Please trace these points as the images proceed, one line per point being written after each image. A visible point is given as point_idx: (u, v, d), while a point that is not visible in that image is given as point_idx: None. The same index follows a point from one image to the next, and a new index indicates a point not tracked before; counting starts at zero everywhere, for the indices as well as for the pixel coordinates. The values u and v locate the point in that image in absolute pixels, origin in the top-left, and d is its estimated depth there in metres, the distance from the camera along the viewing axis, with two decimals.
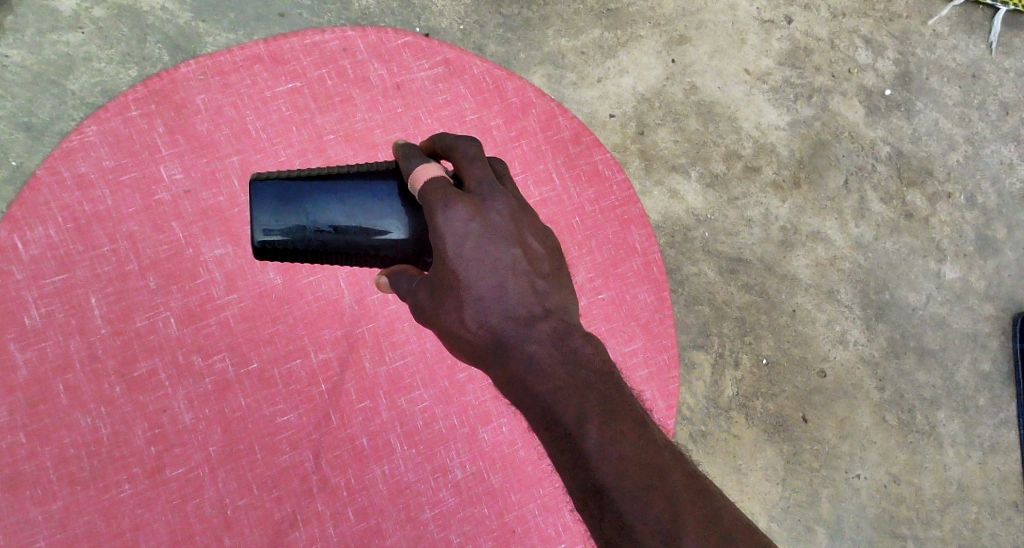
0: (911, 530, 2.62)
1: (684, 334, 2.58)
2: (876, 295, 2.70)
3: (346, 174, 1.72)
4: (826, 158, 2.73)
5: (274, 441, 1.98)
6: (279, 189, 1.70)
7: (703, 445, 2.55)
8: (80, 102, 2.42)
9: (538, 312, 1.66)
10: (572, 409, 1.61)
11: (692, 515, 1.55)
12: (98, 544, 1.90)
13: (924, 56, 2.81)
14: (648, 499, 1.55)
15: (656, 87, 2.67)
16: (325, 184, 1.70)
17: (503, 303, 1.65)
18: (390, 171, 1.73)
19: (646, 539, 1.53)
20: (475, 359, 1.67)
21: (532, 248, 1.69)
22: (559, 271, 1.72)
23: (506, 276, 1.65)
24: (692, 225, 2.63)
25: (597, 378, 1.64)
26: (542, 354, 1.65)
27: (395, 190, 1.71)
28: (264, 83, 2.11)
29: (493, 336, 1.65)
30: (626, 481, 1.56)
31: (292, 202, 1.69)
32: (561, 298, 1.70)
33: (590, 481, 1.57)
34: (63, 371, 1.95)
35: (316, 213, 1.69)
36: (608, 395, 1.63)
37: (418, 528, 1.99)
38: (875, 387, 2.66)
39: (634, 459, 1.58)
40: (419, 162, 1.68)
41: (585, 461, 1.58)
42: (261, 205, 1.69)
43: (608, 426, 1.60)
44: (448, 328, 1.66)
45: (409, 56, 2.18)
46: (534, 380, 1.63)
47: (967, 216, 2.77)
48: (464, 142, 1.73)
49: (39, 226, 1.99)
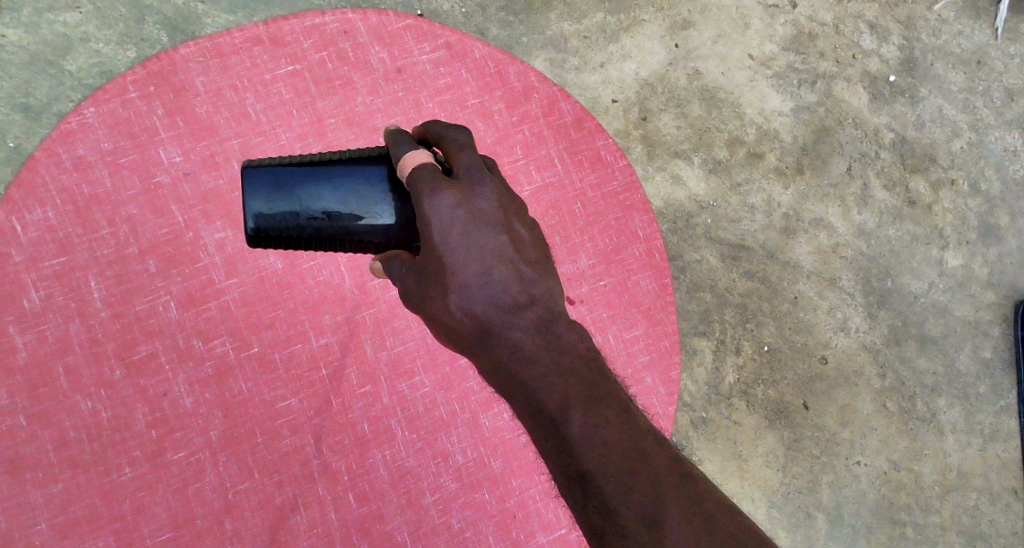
0: (911, 517, 2.63)
1: (685, 321, 2.57)
2: (878, 282, 2.69)
3: (338, 160, 1.72)
4: (829, 144, 2.71)
5: (275, 426, 1.98)
6: (271, 175, 1.69)
7: (704, 431, 2.55)
8: (77, 83, 2.40)
9: (524, 299, 1.65)
10: (556, 395, 1.61)
11: (674, 499, 1.56)
12: (99, 527, 1.90)
13: (929, 42, 2.79)
14: (632, 483, 1.56)
15: (659, 72, 2.65)
16: (317, 171, 1.69)
17: (488, 291, 1.64)
18: (380, 157, 1.72)
19: (629, 522, 1.54)
20: (460, 344, 1.67)
21: (518, 235, 1.68)
22: (545, 259, 1.71)
23: (491, 263, 1.64)
24: (695, 211, 2.62)
25: (580, 364, 1.65)
26: (526, 341, 1.64)
27: (386, 175, 1.70)
28: (264, 65, 2.10)
29: (477, 323, 1.64)
30: (610, 466, 1.57)
31: (285, 189, 1.68)
32: (547, 286, 1.68)
33: (574, 465, 1.58)
34: (62, 354, 1.95)
35: (309, 199, 1.68)
36: (591, 380, 1.64)
37: (419, 513, 1.99)
38: (876, 375, 2.66)
39: (618, 444, 1.58)
40: (407, 149, 1.68)
41: (570, 446, 1.59)
42: (254, 192, 1.68)
43: (591, 411, 1.60)
44: (434, 315, 1.66)
45: (411, 40, 2.17)
46: (518, 367, 1.63)
47: (970, 203, 2.76)
48: (454, 131, 1.73)
49: (37, 208, 1.99)
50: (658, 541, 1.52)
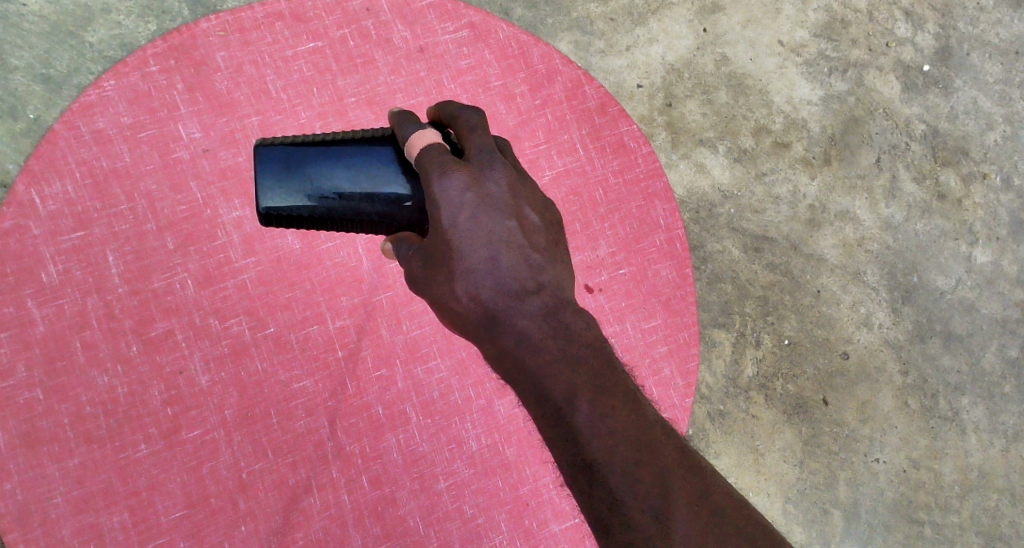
0: (929, 516, 2.59)
1: (705, 312, 2.53)
2: (903, 277, 2.64)
3: (351, 140, 1.69)
4: (859, 135, 2.66)
5: (290, 406, 1.97)
6: (283, 154, 1.66)
7: (721, 424, 2.51)
8: (98, 55, 2.39)
9: (531, 286, 1.64)
10: (563, 384, 1.59)
11: (681, 491, 1.54)
12: (115, 503, 1.89)
13: (966, 30, 2.74)
14: (638, 475, 1.54)
15: (686, 57, 2.61)
16: (330, 150, 1.67)
17: (495, 277, 1.62)
18: (393, 137, 1.70)
19: (636, 514, 1.52)
20: (464, 330, 1.65)
21: (528, 220, 1.67)
22: (556, 244, 1.70)
23: (499, 248, 1.63)
24: (718, 201, 2.57)
25: (588, 354, 1.63)
26: (533, 328, 1.62)
27: (400, 156, 1.68)
28: (285, 41, 2.07)
29: (483, 309, 1.62)
30: (616, 457, 1.55)
31: (297, 168, 1.65)
32: (555, 272, 1.67)
33: (579, 456, 1.56)
34: (79, 328, 1.94)
35: (321, 179, 1.65)
36: (599, 370, 1.62)
37: (432, 498, 1.98)
38: (898, 371, 2.61)
39: (625, 434, 1.56)
40: (415, 128, 1.66)
41: (576, 436, 1.56)
42: (266, 170, 1.66)
43: (599, 401, 1.58)
44: (438, 298, 1.64)
45: (434, 19, 2.13)
46: (524, 355, 1.61)
47: (1003, 198, 2.71)
48: (467, 111, 1.70)
49: (56, 181, 1.97)
50: (665, 534, 1.51)
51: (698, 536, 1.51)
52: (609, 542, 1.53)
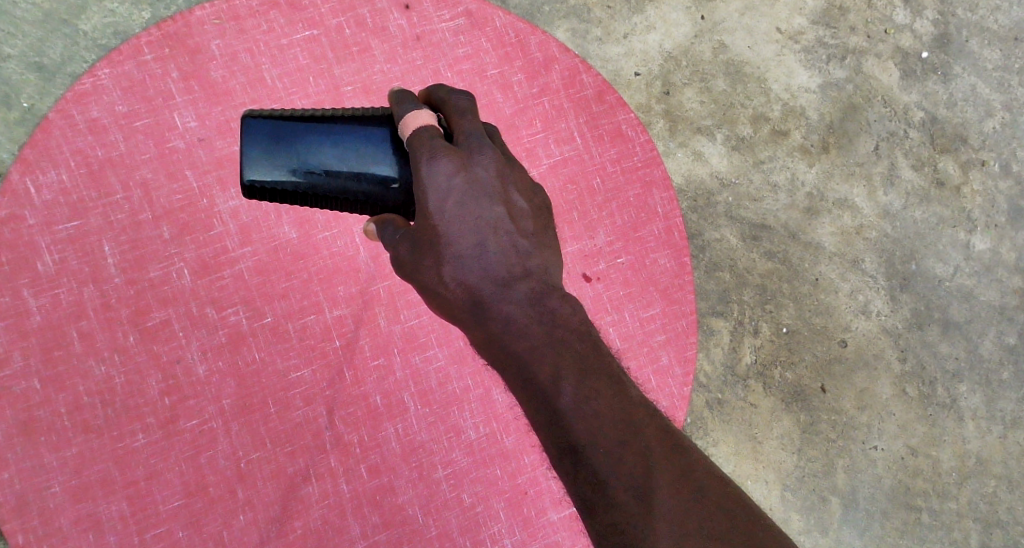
0: (928, 503, 2.59)
1: (704, 300, 2.53)
2: (901, 265, 2.64)
3: (340, 118, 1.68)
4: (857, 122, 2.66)
5: (287, 395, 1.97)
6: (272, 128, 1.65)
7: (720, 412, 2.51)
8: (92, 43, 2.37)
9: (518, 271, 1.63)
10: (548, 367, 1.59)
11: (664, 470, 1.54)
12: (112, 492, 1.89)
13: (966, 16, 2.74)
14: (621, 454, 1.53)
15: (683, 44, 2.60)
16: (319, 125, 1.66)
17: (481, 262, 1.62)
18: (383, 118, 1.69)
19: (618, 493, 1.52)
20: (451, 314, 1.65)
21: (517, 206, 1.67)
22: (544, 231, 1.70)
23: (486, 234, 1.62)
24: (715, 189, 2.57)
25: (573, 337, 1.62)
26: (519, 313, 1.62)
27: (387, 136, 1.67)
28: (281, 29, 2.06)
29: (471, 294, 1.62)
30: (600, 438, 1.54)
31: (284, 142, 1.65)
32: (542, 258, 1.67)
33: (564, 437, 1.56)
34: (75, 318, 1.93)
35: (308, 154, 1.64)
36: (584, 352, 1.62)
37: (430, 487, 1.98)
38: (897, 358, 2.61)
39: (609, 415, 1.56)
40: (411, 108, 1.65)
41: (560, 418, 1.56)
42: (253, 143, 1.65)
43: (583, 383, 1.58)
44: (426, 284, 1.63)
45: (431, 7, 2.12)
46: (510, 339, 1.61)
47: (1001, 184, 2.71)
48: (458, 96, 1.70)
49: (51, 170, 1.97)
50: (648, 511, 1.50)
51: (681, 514, 1.51)
52: (594, 521, 1.54)
